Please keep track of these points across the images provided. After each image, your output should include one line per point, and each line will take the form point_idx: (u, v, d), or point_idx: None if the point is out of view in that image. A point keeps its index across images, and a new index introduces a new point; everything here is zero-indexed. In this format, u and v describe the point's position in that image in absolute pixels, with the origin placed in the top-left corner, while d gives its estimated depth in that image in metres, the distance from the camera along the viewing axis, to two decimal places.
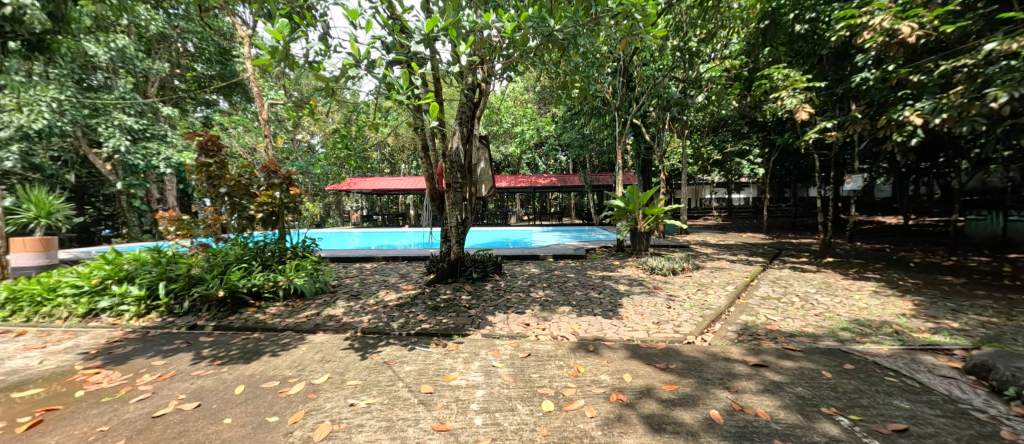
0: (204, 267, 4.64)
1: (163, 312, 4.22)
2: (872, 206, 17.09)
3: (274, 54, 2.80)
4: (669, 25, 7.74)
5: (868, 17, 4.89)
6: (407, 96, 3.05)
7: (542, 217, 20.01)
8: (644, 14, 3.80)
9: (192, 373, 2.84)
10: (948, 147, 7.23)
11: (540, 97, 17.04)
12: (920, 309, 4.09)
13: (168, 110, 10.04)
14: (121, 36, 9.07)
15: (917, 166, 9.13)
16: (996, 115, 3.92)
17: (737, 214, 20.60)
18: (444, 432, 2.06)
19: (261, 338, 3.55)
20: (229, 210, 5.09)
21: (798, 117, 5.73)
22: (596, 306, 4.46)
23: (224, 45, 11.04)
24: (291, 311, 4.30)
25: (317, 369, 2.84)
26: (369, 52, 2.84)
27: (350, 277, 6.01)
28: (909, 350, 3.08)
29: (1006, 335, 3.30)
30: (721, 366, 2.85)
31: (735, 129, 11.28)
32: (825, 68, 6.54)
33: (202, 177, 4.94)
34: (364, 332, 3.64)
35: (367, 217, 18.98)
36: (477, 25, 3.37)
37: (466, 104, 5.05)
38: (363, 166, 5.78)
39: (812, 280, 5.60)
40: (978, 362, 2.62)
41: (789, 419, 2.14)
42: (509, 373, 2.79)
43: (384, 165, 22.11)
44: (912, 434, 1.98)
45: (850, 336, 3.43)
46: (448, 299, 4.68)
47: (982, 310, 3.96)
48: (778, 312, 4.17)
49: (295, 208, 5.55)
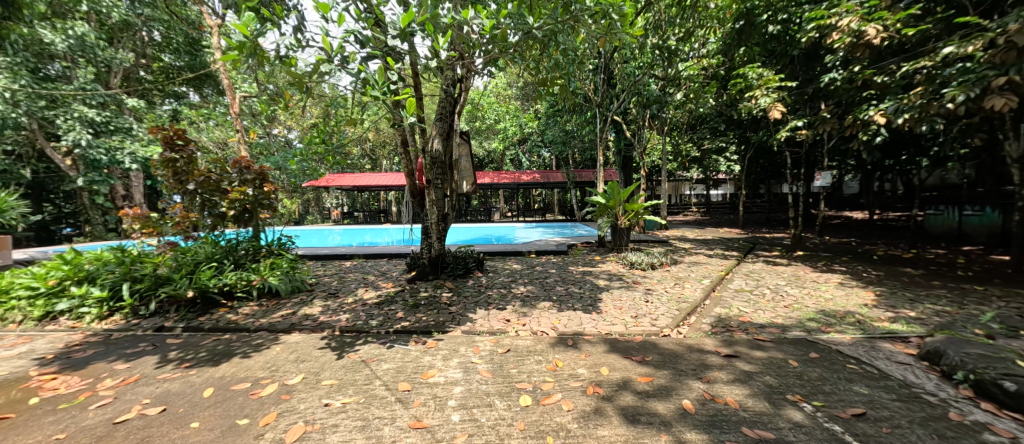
0: (172, 266, 4.42)
1: (129, 314, 4.03)
2: (839, 202, 17.87)
3: (242, 48, 2.71)
4: (648, 24, 7.84)
5: (837, 18, 5.06)
6: (383, 92, 2.97)
7: (525, 213, 20.25)
8: (621, 13, 3.79)
9: (158, 376, 2.73)
10: (911, 144, 7.62)
11: (524, 92, 17.17)
12: (880, 299, 4.30)
13: (133, 101, 9.60)
14: (80, 24, 8.69)
15: (882, 164, 9.58)
16: (951, 114, 4.17)
17: (715, 209, 21.26)
18: (421, 429, 2.05)
19: (232, 339, 3.44)
20: (199, 207, 4.95)
21: (771, 115, 5.91)
22: (575, 300, 4.53)
23: (194, 34, 10.52)
24: (265, 310, 4.17)
25: (292, 370, 2.77)
26: (343, 46, 2.78)
27: (329, 275, 5.90)
28: (870, 339, 3.24)
29: (957, 322, 3.51)
30: (696, 358, 2.93)
31: (712, 127, 11.51)
32: (796, 69, 6.83)
33: (169, 173, 4.81)
34: (343, 331, 3.58)
35: (348, 214, 18.80)
36: (455, 22, 3.32)
37: (446, 99, 4.96)
38: (342, 162, 5.64)
39: (782, 273, 5.83)
40: (931, 348, 2.77)
41: (757, 407, 2.22)
42: (488, 368, 2.79)
43: (365, 161, 21.77)
44: (869, 418, 2.09)
45: (816, 326, 3.59)
46: (429, 296, 4.65)
47: (936, 300, 4.20)
48: (750, 304, 4.31)
49: (269, 205, 5.48)
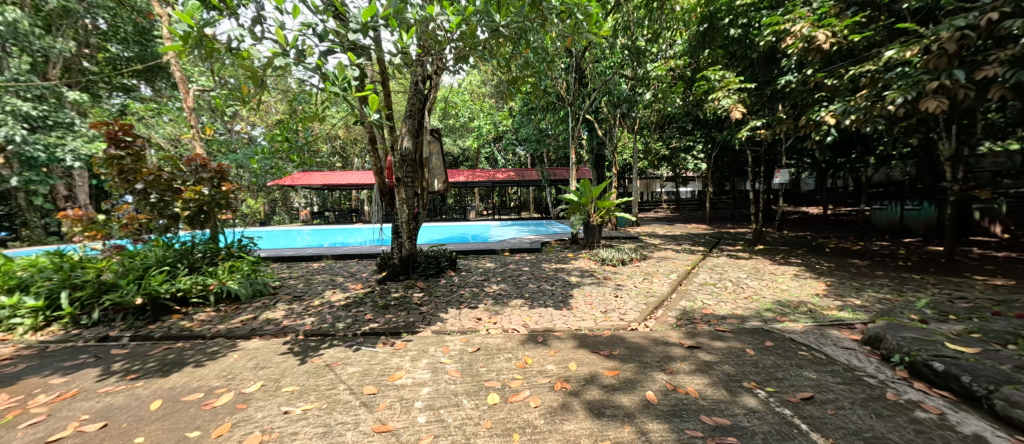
0: (118, 272, 4.12)
1: (68, 324, 3.74)
2: (797, 198, 18.86)
3: (188, 40, 2.56)
4: (618, 24, 8.02)
5: (791, 24, 5.33)
6: (344, 88, 2.88)
7: (501, 211, 20.23)
8: (586, 13, 3.86)
9: (99, 389, 2.55)
10: (859, 143, 8.14)
11: (498, 90, 17.10)
12: (831, 288, 4.59)
13: (75, 94, 8.90)
14: (11, 9, 8.01)
15: (834, 161, 10.18)
16: (891, 116, 4.48)
17: (684, 206, 22.00)
18: (385, 432, 2.01)
19: (184, 348, 3.25)
20: (149, 208, 4.62)
21: (732, 115, 6.16)
22: (547, 297, 4.57)
23: (144, 23, 9.85)
24: (223, 316, 3.97)
25: (250, 377, 2.65)
26: (299, 40, 2.67)
27: (294, 278, 5.69)
28: (820, 326, 3.44)
29: (895, 308, 3.80)
30: (660, 350, 3.02)
31: (681, 126, 11.87)
32: (755, 71, 7.19)
33: (113, 171, 4.42)
34: (307, 335, 3.46)
35: (319, 213, 18.17)
36: (420, 18, 3.26)
37: (416, 96, 4.87)
38: (307, 160, 5.44)
39: (744, 266, 6.11)
40: (873, 334, 2.97)
41: (715, 395, 2.32)
42: (457, 368, 2.77)
43: (335, 158, 21.10)
44: (815, 401, 2.23)
45: (772, 315, 3.78)
46: (400, 297, 4.56)
47: (879, 288, 4.53)
48: (713, 296, 4.50)
49: (228, 205, 5.21)
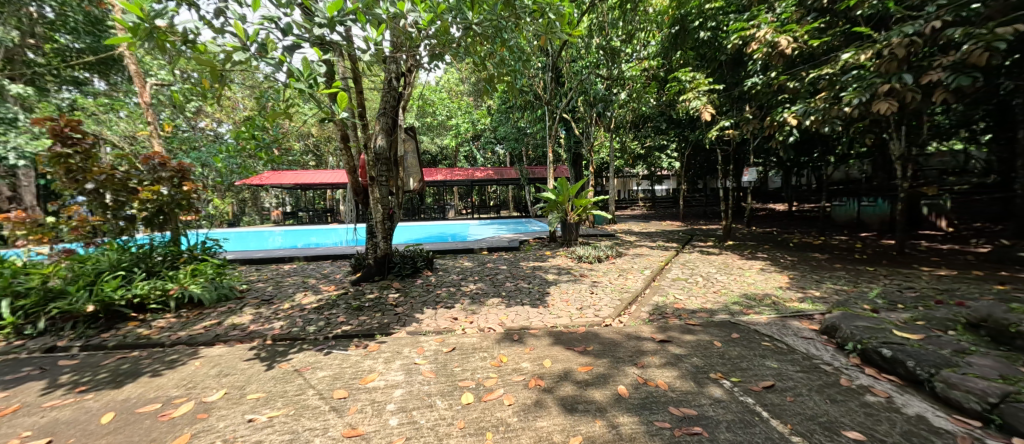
0: (67, 277, 3.86)
1: (10, 335, 3.48)
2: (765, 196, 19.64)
3: (138, 32, 2.42)
4: (593, 25, 8.11)
5: (755, 29, 5.54)
6: (310, 85, 2.78)
7: (480, 210, 20.14)
8: (559, 13, 3.85)
9: (43, 403, 2.38)
10: (820, 143, 8.55)
11: (476, 88, 17.02)
12: (793, 281, 4.83)
13: (18, 87, 8.25)
14: None
15: (798, 160, 10.66)
16: (847, 117, 4.73)
17: (660, 204, 22.53)
18: (355, 437, 1.97)
19: (141, 356, 3.08)
20: (101, 209, 4.35)
21: (702, 115, 6.36)
22: (524, 295, 4.60)
23: (97, 12, 9.23)
24: (185, 322, 3.79)
25: (212, 385, 2.54)
26: (259, 33, 2.55)
27: (263, 280, 5.49)
28: (782, 318, 3.60)
29: (851, 299, 4.03)
30: (633, 345, 3.09)
31: (655, 126, 12.16)
32: (724, 73, 7.45)
33: (59, 170, 4.09)
34: (275, 339, 3.35)
35: (291, 214, 17.61)
36: (390, 14, 3.20)
37: (389, 94, 4.78)
38: (276, 158, 5.25)
39: (714, 261, 6.32)
40: (830, 323, 3.14)
41: (683, 386, 2.39)
42: (431, 369, 2.75)
43: (308, 157, 20.46)
44: (776, 389, 2.33)
45: (739, 308, 3.94)
46: (375, 298, 4.48)
47: (837, 280, 4.79)
48: (684, 291, 4.64)
49: (189, 206, 4.99)
